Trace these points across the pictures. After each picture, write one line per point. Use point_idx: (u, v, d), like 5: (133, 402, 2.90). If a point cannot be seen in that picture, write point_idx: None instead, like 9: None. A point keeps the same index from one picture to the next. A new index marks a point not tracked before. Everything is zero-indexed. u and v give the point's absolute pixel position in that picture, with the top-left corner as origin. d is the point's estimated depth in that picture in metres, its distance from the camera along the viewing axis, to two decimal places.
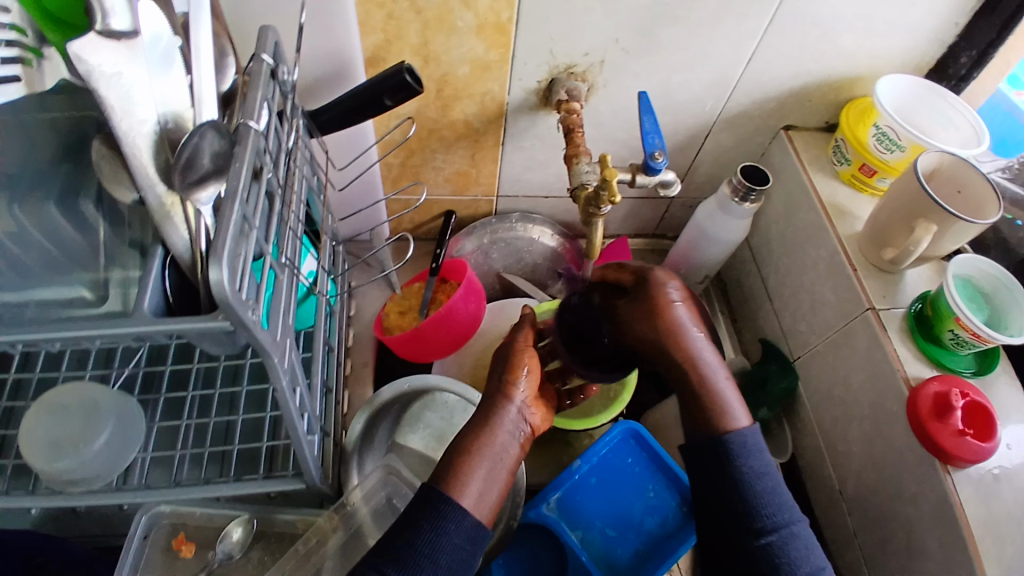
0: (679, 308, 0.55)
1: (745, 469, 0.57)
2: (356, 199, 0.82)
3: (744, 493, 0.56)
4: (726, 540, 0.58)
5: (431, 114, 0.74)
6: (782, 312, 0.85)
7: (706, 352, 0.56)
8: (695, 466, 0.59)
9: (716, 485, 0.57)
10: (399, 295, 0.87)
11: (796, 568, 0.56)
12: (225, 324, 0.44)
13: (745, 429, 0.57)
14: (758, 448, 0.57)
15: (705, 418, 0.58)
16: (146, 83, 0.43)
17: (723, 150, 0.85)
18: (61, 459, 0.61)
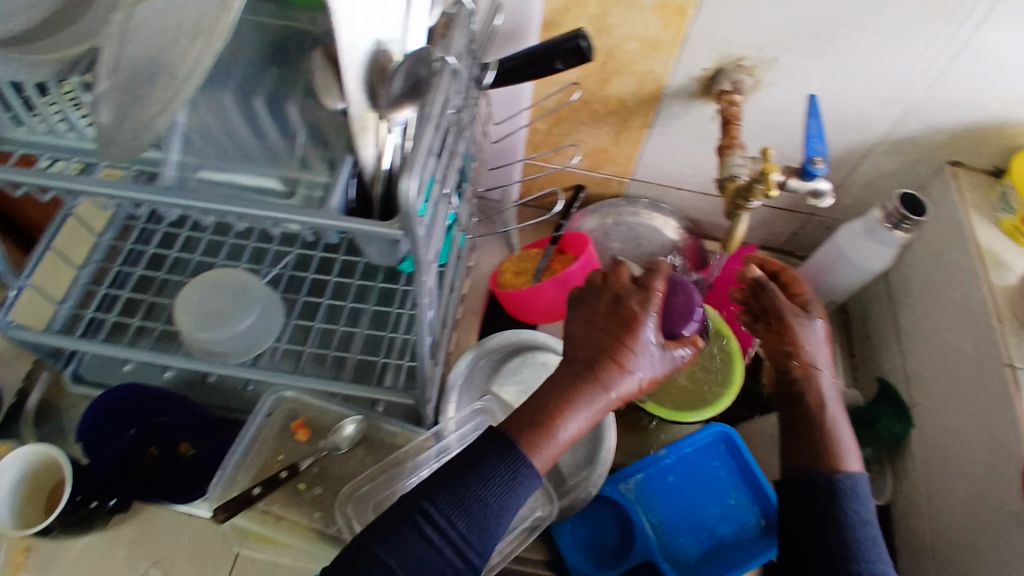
0: (814, 350, 0.66)
1: (849, 512, 0.57)
2: (501, 154, 0.87)
3: (846, 531, 0.56)
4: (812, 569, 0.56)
5: (590, 86, 0.76)
6: (908, 353, 0.81)
7: (826, 384, 0.65)
8: (795, 501, 0.60)
9: (812, 512, 0.58)
10: (517, 257, 0.91)
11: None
12: (397, 234, 0.48)
13: (854, 472, 0.59)
14: (865, 495, 0.59)
15: (818, 451, 0.61)
16: (372, 9, 0.49)
17: (880, 175, 0.81)
18: (208, 331, 0.69)
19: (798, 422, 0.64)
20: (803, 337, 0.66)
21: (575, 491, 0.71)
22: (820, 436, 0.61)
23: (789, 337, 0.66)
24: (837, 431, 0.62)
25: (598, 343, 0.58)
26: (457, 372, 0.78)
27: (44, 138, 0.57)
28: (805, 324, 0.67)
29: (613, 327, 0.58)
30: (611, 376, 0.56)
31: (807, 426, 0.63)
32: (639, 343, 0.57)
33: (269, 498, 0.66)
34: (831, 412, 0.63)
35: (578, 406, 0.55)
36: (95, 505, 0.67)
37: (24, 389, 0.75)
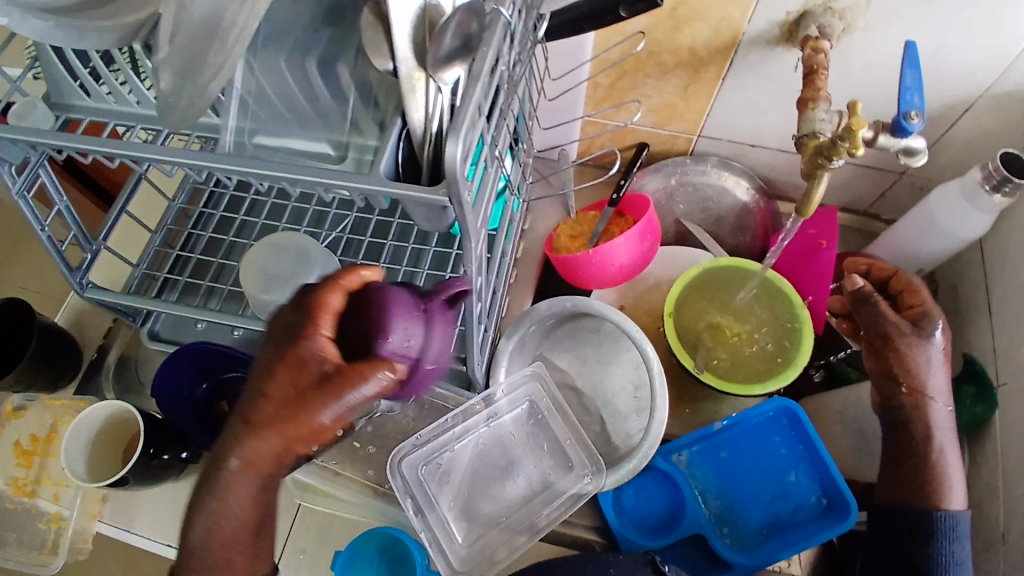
0: (932, 374, 0.64)
1: (942, 551, 0.60)
2: (560, 111, 0.82)
3: (936, 570, 0.59)
4: None
5: (658, 35, 0.70)
6: (998, 328, 0.73)
7: (940, 411, 0.64)
8: (890, 526, 0.63)
9: (910, 545, 0.61)
10: (573, 220, 0.88)
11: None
12: (442, 199, 0.47)
13: (955, 510, 0.61)
14: (963, 532, 0.60)
15: (920, 484, 0.62)
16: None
17: (982, 133, 0.72)
18: (270, 292, 0.71)
19: (903, 447, 0.64)
20: (913, 361, 0.64)
21: (629, 462, 0.68)
22: (926, 464, 0.62)
23: (899, 359, 0.64)
24: (943, 465, 0.62)
25: (249, 394, 0.46)
26: (507, 338, 0.75)
27: (110, 106, 0.60)
28: (916, 345, 0.64)
29: (260, 372, 0.45)
30: (250, 439, 0.44)
31: (910, 455, 0.63)
32: (288, 389, 0.44)
33: (328, 456, 0.70)
34: (942, 440, 0.63)
35: (224, 487, 0.46)
36: (167, 456, 0.71)
37: (104, 346, 0.82)
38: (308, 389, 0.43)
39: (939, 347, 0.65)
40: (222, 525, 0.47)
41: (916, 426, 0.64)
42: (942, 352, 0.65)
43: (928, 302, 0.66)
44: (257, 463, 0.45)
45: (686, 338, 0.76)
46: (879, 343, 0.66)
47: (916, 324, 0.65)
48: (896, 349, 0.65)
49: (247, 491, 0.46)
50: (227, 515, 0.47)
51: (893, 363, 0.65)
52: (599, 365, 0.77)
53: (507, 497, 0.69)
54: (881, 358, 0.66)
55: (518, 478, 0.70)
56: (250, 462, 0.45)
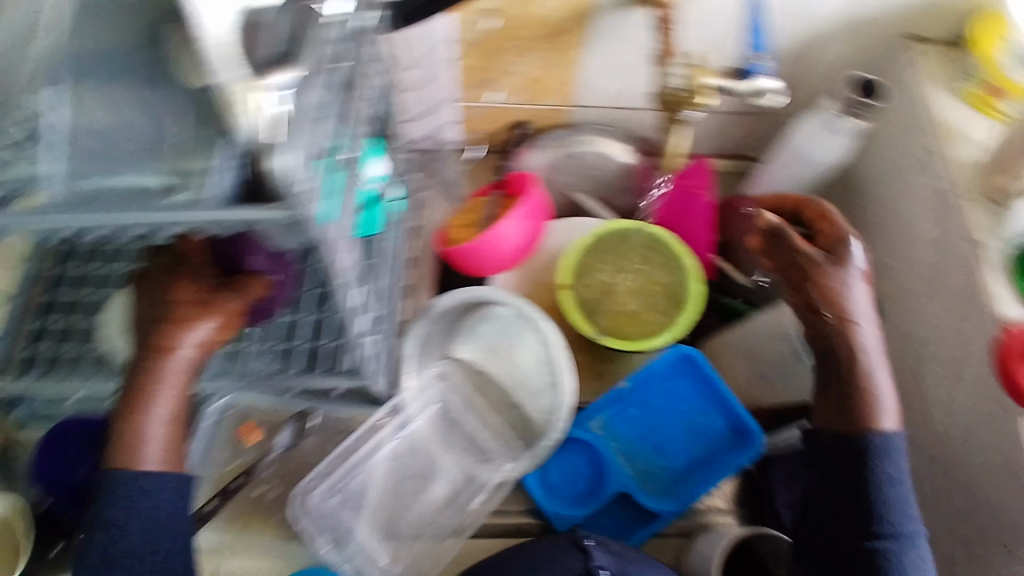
0: (853, 299, 0.57)
1: (878, 472, 0.54)
2: (427, 99, 0.78)
3: (875, 492, 0.53)
4: (836, 528, 0.54)
5: (512, 10, 0.68)
6: (870, 247, 0.78)
7: (867, 335, 0.57)
8: (817, 450, 0.57)
9: (845, 472, 0.55)
10: (464, 209, 0.84)
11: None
12: (285, 216, 0.44)
13: (890, 431, 0.55)
14: (898, 452, 0.55)
15: (850, 407, 0.56)
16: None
17: (830, 67, 0.75)
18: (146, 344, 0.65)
19: (829, 374, 0.58)
20: (832, 289, 0.57)
21: (542, 443, 0.70)
22: (854, 390, 0.56)
23: (818, 291, 0.58)
24: (875, 388, 0.56)
25: (153, 307, 0.56)
26: (410, 341, 0.73)
27: None
28: (836, 275, 0.58)
29: (157, 287, 0.56)
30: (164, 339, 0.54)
31: (836, 375, 0.57)
32: (190, 295, 0.55)
33: (229, 513, 0.70)
34: (869, 364, 0.57)
35: (148, 380, 0.54)
36: (48, 550, 0.68)
37: None
38: (210, 291, 0.55)
39: (859, 276, 0.58)
40: (142, 424, 0.55)
41: (843, 356, 0.57)
42: (863, 283, 0.58)
43: (839, 227, 0.60)
44: (174, 356, 0.55)
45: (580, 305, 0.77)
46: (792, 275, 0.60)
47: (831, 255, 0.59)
48: (812, 278, 0.58)
49: (168, 385, 0.55)
50: (148, 408, 0.54)
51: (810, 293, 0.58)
52: (506, 351, 0.77)
53: (434, 500, 0.72)
54: (797, 290, 0.59)
55: (439, 481, 0.73)
56: (167, 349, 0.54)
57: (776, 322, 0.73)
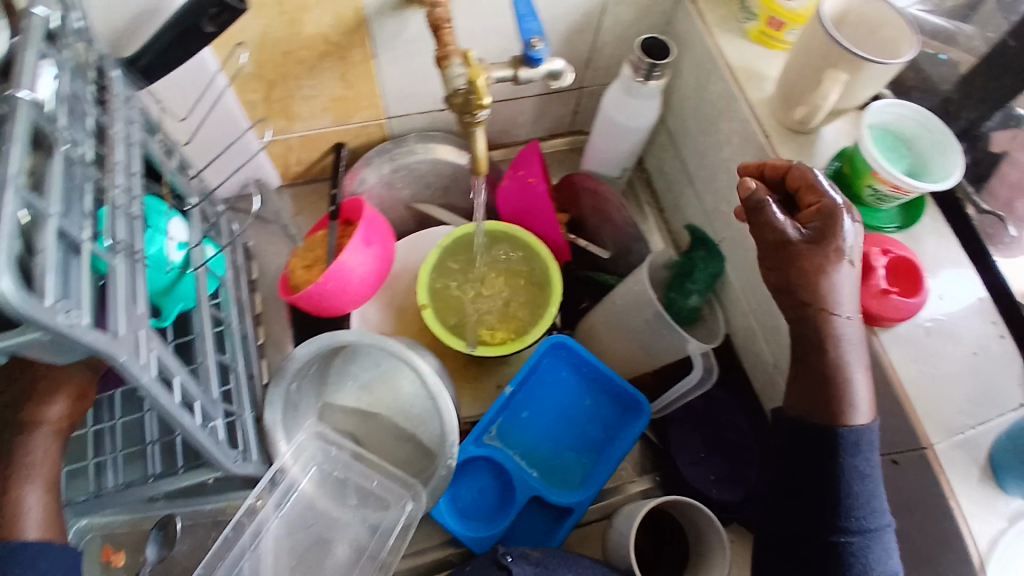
0: (835, 283, 0.51)
1: (847, 467, 0.51)
2: (220, 136, 0.71)
3: (844, 486, 0.51)
4: (805, 515, 0.52)
5: (278, 33, 0.63)
6: (703, 195, 0.79)
7: (847, 325, 0.52)
8: (788, 437, 0.54)
9: (815, 463, 0.52)
10: (303, 247, 0.78)
11: (872, 575, 0.50)
12: (39, 335, 0.39)
13: (862, 424, 0.51)
14: (870, 446, 0.52)
15: (821, 394, 0.52)
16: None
17: (623, 29, 0.75)
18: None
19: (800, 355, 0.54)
20: (808, 272, 0.51)
21: (438, 471, 0.65)
22: (823, 381, 0.52)
23: (799, 277, 0.51)
24: (844, 377, 0.51)
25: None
26: (272, 408, 0.65)
27: None
28: (821, 261, 0.51)
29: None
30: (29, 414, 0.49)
31: (804, 358, 0.53)
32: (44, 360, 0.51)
33: None
34: (844, 355, 0.52)
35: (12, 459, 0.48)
36: None
37: None
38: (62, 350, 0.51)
39: (849, 261, 0.51)
40: (19, 499, 0.47)
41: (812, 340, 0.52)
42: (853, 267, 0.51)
43: (828, 200, 0.51)
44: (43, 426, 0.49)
45: (448, 319, 0.75)
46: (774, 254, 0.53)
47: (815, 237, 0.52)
48: (792, 259, 0.52)
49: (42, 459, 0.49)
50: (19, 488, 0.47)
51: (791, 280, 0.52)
52: (384, 386, 0.73)
53: (337, 565, 0.65)
54: (779, 272, 0.53)
55: (341, 542, 0.66)
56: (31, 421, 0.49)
57: (635, 290, 0.72)
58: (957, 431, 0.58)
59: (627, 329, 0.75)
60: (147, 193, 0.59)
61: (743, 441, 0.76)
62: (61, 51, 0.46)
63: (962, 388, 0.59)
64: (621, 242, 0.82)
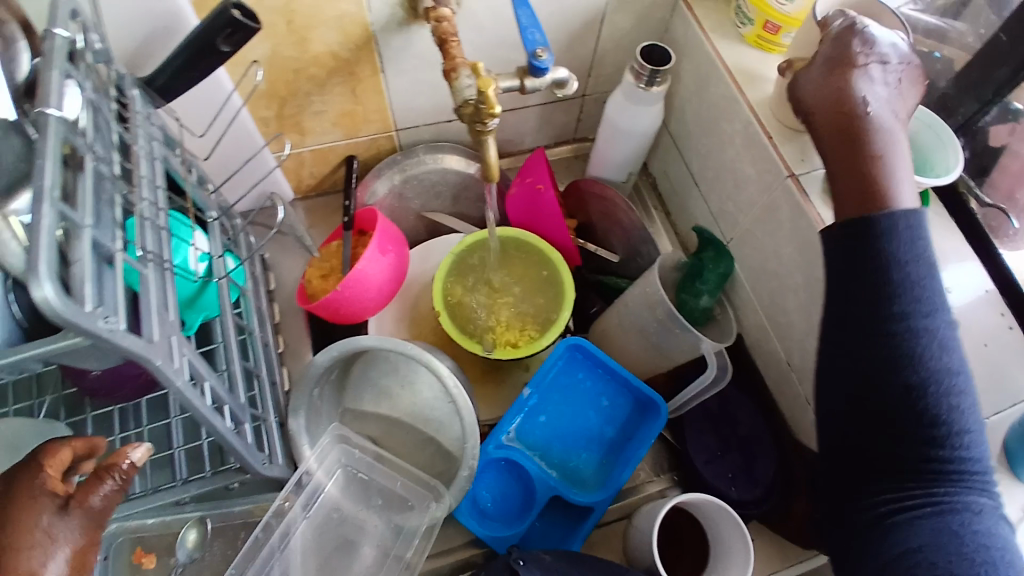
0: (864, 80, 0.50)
1: (896, 258, 0.46)
2: (236, 150, 0.73)
3: (894, 277, 0.46)
4: (856, 332, 0.47)
5: (289, 52, 0.66)
6: (709, 195, 0.81)
7: (885, 123, 0.49)
8: (845, 247, 0.48)
9: (860, 270, 0.47)
10: (319, 258, 0.81)
11: (923, 369, 0.45)
12: (82, 340, 0.41)
13: (902, 211, 0.46)
14: (914, 233, 0.46)
15: (863, 178, 0.48)
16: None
17: (623, 36, 0.78)
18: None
19: (840, 158, 0.50)
20: (822, 85, 0.52)
21: (461, 474, 0.64)
22: (858, 167, 0.49)
23: (828, 83, 0.51)
24: (882, 169, 0.48)
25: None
26: (296, 415, 0.67)
27: None
28: (845, 68, 0.51)
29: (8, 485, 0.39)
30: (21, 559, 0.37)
31: (853, 160, 0.49)
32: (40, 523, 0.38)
33: None
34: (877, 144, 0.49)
35: None
36: None
37: None
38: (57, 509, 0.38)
39: (871, 61, 0.51)
40: None
41: (831, 154, 0.51)
42: (881, 69, 0.51)
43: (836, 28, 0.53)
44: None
45: (465, 322, 0.77)
46: (811, 74, 0.53)
47: (840, 53, 0.52)
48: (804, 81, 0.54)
49: None
50: None
51: (810, 89, 0.53)
52: (404, 394, 0.74)
53: (363, 566, 0.66)
54: (816, 90, 0.52)
55: (367, 545, 0.67)
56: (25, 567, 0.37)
57: (645, 291, 0.73)
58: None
59: (639, 329, 0.77)
60: (171, 211, 0.60)
61: (757, 437, 0.77)
62: (82, 70, 0.48)
63: None
64: (629, 245, 0.84)
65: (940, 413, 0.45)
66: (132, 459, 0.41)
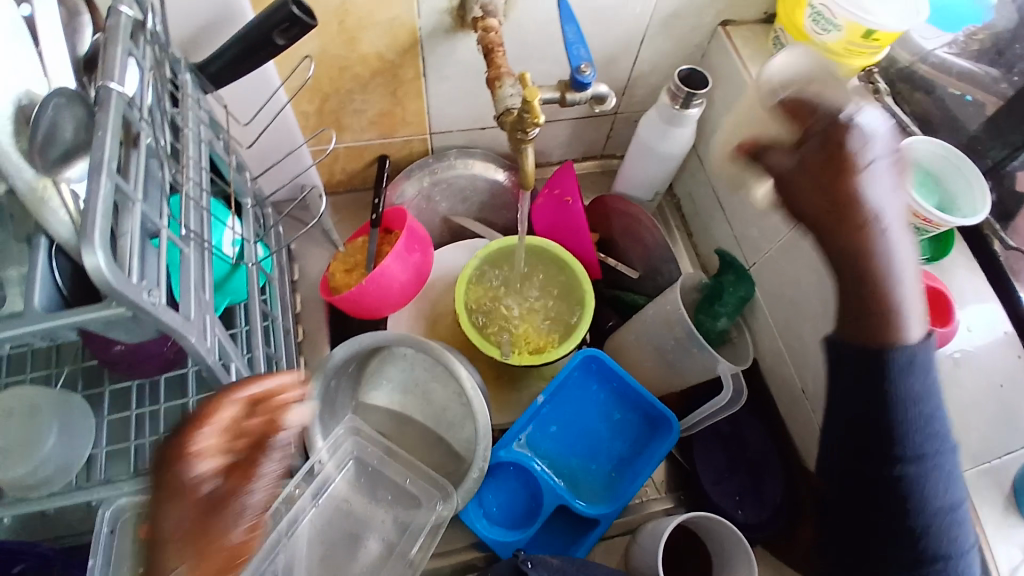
0: (860, 188, 0.45)
1: (902, 391, 0.46)
2: (275, 143, 0.74)
3: (896, 413, 0.46)
4: (855, 461, 0.48)
5: (337, 51, 0.67)
6: (733, 220, 0.82)
7: (892, 238, 0.45)
8: (847, 378, 0.48)
9: (863, 404, 0.47)
10: (344, 252, 0.82)
11: (921, 505, 0.46)
12: (123, 312, 0.41)
13: (916, 345, 0.46)
14: (925, 366, 0.47)
15: (870, 310, 0.46)
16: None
17: (661, 58, 0.79)
18: (15, 466, 0.58)
19: (846, 282, 0.47)
20: (814, 196, 0.47)
21: (471, 474, 0.67)
22: (868, 294, 0.46)
23: (822, 198, 0.46)
24: (896, 292, 0.46)
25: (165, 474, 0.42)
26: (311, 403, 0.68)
27: None
28: (844, 175, 0.45)
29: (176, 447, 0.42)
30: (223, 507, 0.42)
31: (859, 286, 0.46)
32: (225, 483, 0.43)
33: None
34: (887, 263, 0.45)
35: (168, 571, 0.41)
36: None
37: None
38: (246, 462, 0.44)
39: (875, 161, 0.45)
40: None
41: (852, 262, 0.46)
42: (881, 166, 0.45)
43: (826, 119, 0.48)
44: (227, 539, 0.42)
45: (487, 317, 0.79)
46: (804, 176, 0.47)
47: (831, 153, 0.46)
48: (787, 183, 0.48)
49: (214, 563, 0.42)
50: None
51: (807, 186, 0.47)
52: (419, 390, 0.77)
53: (368, 561, 0.65)
54: (809, 195, 0.47)
55: (373, 538, 0.66)
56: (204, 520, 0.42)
57: (666, 309, 0.74)
58: (982, 459, 0.59)
59: (655, 345, 0.78)
60: (212, 195, 0.61)
61: (766, 461, 0.77)
62: (141, 47, 0.48)
63: (987, 415, 0.60)
64: (650, 263, 0.85)
65: (932, 548, 0.46)
66: (292, 418, 0.46)
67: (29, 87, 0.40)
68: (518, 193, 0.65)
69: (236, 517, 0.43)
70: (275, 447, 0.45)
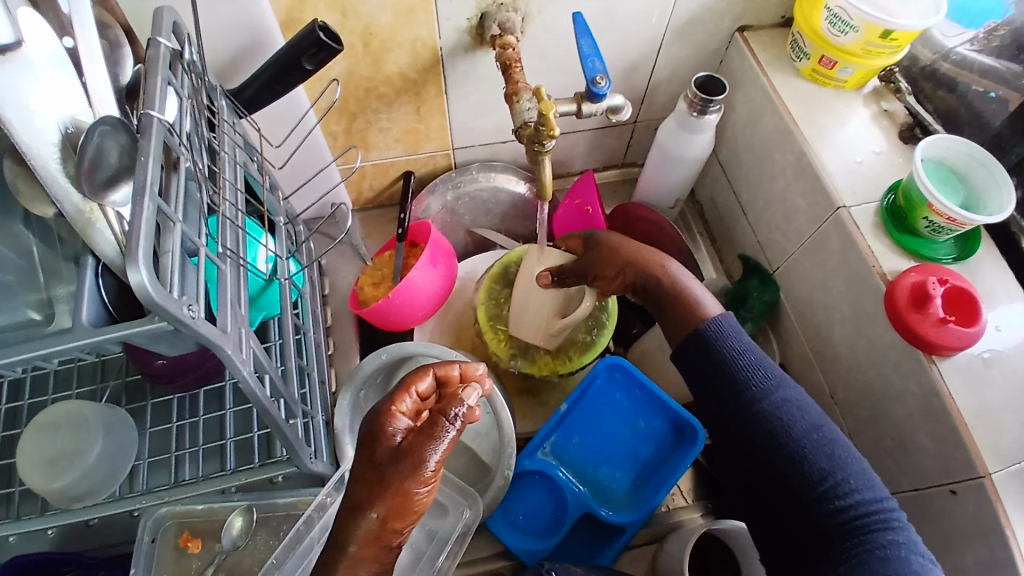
0: (626, 245, 0.65)
1: (726, 351, 0.56)
2: (306, 163, 0.77)
3: (728, 363, 0.56)
4: (722, 411, 0.56)
5: (363, 72, 0.70)
6: (757, 224, 0.82)
7: (676, 269, 0.63)
8: (694, 367, 0.58)
9: (706, 367, 0.57)
10: (372, 266, 0.84)
11: (795, 436, 0.52)
12: (164, 325, 0.43)
13: (720, 314, 0.58)
14: (735, 330, 0.58)
15: (682, 317, 0.60)
16: (46, 88, 0.40)
17: (679, 66, 0.80)
18: (64, 476, 0.61)
19: (666, 311, 0.61)
20: (604, 259, 0.66)
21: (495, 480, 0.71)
22: (682, 296, 0.60)
23: (611, 265, 0.65)
24: (693, 293, 0.60)
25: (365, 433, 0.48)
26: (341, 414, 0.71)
27: None
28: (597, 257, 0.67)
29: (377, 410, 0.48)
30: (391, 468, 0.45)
31: (674, 309, 0.60)
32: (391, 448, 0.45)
33: None
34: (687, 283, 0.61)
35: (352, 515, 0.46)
36: None
37: None
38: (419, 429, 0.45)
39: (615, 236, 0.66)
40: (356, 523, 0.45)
41: (666, 286, 0.62)
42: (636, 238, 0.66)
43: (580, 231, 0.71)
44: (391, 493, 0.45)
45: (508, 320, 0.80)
46: (596, 256, 0.67)
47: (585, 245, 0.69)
48: (578, 273, 0.69)
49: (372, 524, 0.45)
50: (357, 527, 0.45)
51: (599, 267, 0.66)
52: None
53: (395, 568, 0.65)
54: (606, 265, 0.66)
55: None
56: (378, 475, 0.45)
57: None
58: (1014, 460, 0.56)
59: None
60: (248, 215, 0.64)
61: None
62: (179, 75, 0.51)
63: None
64: None
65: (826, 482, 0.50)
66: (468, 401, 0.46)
67: (78, 115, 0.43)
68: (537, 203, 0.66)
69: (406, 474, 0.44)
70: (454, 416, 0.45)
